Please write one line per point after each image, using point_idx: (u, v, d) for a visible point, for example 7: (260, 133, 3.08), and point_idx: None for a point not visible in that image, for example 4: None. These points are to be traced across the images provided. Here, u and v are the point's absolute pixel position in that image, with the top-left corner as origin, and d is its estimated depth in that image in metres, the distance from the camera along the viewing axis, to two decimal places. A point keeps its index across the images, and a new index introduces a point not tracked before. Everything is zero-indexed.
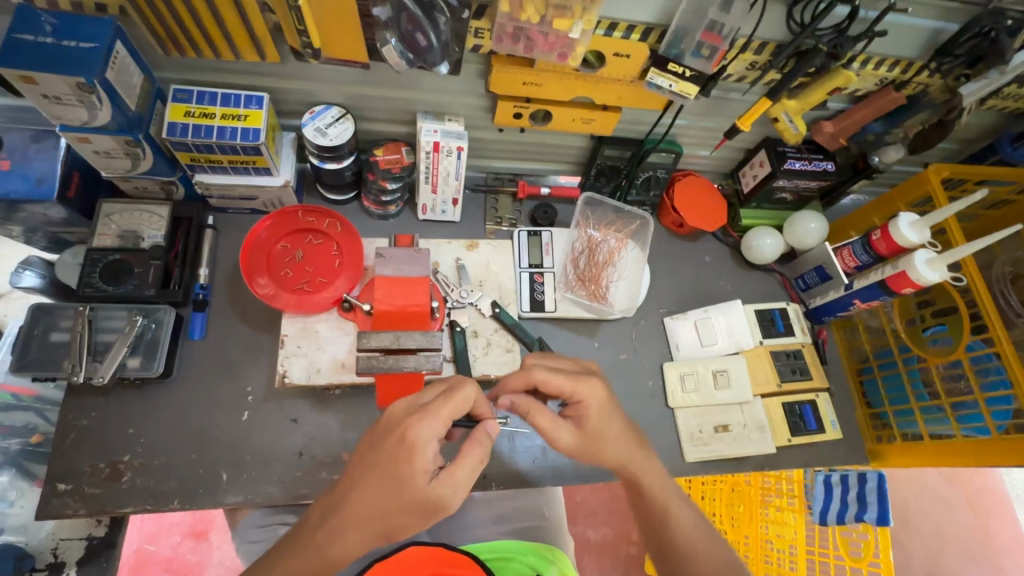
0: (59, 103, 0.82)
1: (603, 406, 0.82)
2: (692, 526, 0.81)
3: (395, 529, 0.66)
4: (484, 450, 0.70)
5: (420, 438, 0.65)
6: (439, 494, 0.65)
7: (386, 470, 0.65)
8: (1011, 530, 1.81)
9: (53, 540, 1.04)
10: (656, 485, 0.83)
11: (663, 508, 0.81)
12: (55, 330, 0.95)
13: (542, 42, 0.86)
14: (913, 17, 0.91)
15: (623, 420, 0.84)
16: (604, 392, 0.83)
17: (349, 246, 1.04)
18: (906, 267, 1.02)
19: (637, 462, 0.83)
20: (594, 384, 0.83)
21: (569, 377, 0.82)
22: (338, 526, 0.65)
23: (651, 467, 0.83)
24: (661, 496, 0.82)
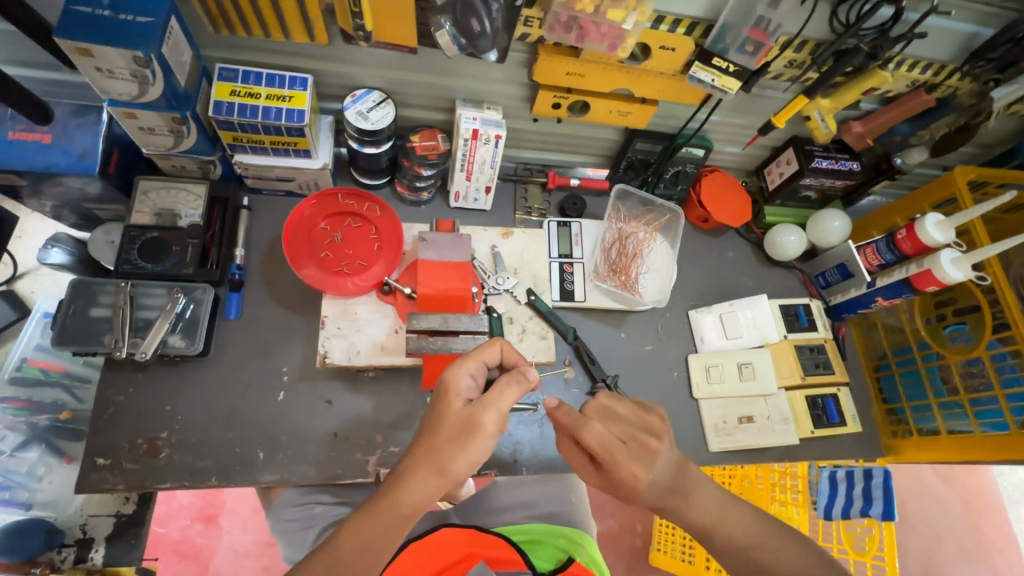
0: (111, 76, 0.82)
1: (640, 492, 0.71)
2: (750, 542, 0.70)
3: (447, 461, 0.68)
4: (518, 377, 0.72)
5: (450, 372, 0.73)
6: (472, 412, 0.69)
7: (432, 412, 0.72)
8: (1003, 530, 1.86)
9: (82, 517, 1.02)
10: (698, 514, 0.71)
11: (706, 535, 0.71)
12: (95, 305, 0.95)
13: (594, 32, 0.87)
14: (953, 20, 0.93)
15: (671, 493, 0.72)
16: (643, 486, 0.70)
17: (388, 229, 1.06)
18: (931, 264, 1.04)
19: (667, 508, 0.72)
20: (637, 469, 0.70)
21: (611, 452, 0.71)
22: (401, 471, 0.69)
23: (684, 507, 0.71)
24: (706, 525, 0.71)
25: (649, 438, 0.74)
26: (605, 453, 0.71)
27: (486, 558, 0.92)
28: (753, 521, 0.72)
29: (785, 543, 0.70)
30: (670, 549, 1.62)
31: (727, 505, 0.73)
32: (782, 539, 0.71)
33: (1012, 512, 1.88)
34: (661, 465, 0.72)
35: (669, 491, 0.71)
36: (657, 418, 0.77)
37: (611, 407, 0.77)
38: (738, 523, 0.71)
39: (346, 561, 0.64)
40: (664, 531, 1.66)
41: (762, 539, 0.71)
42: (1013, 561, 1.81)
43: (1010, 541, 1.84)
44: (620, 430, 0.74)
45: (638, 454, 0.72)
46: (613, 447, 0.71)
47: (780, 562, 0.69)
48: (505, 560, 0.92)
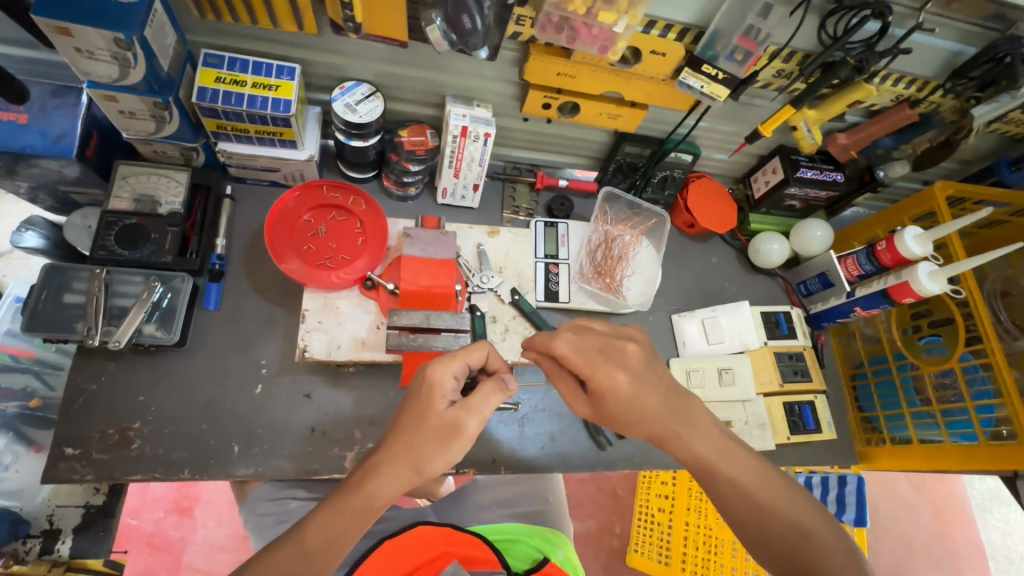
0: (91, 58, 0.80)
1: (624, 397, 0.72)
2: (750, 482, 0.71)
3: (426, 460, 0.68)
4: (502, 386, 0.73)
5: (436, 372, 0.71)
6: (457, 417, 0.69)
7: (412, 409, 0.71)
8: (970, 537, 1.90)
9: (49, 507, 1.00)
10: (703, 445, 0.73)
11: (706, 472, 0.73)
12: (68, 291, 0.93)
13: (585, 34, 0.87)
14: (938, 38, 0.94)
15: (659, 398, 0.73)
16: (622, 391, 0.72)
17: (373, 224, 1.05)
18: (909, 277, 1.06)
19: (670, 433, 0.73)
20: (613, 372, 0.72)
21: (586, 360, 0.73)
22: (375, 464, 0.69)
23: (690, 436, 0.73)
24: (707, 458, 0.73)
25: (622, 342, 0.75)
26: (582, 360, 0.73)
27: (461, 557, 0.92)
28: (755, 463, 0.73)
29: (782, 489, 0.72)
30: (647, 551, 1.63)
31: (730, 449, 0.74)
32: (779, 482, 0.72)
33: (979, 520, 1.93)
34: (639, 371, 0.74)
35: (654, 406, 0.73)
36: (637, 332, 0.80)
37: (585, 324, 0.79)
38: (742, 464, 0.73)
39: (314, 554, 0.63)
40: (642, 533, 1.67)
41: (761, 484, 0.72)
42: (978, 566, 1.86)
43: (976, 548, 1.89)
44: (596, 342, 0.76)
45: (615, 359, 0.74)
46: (589, 354, 0.73)
47: (776, 499, 0.70)
48: (481, 560, 0.93)
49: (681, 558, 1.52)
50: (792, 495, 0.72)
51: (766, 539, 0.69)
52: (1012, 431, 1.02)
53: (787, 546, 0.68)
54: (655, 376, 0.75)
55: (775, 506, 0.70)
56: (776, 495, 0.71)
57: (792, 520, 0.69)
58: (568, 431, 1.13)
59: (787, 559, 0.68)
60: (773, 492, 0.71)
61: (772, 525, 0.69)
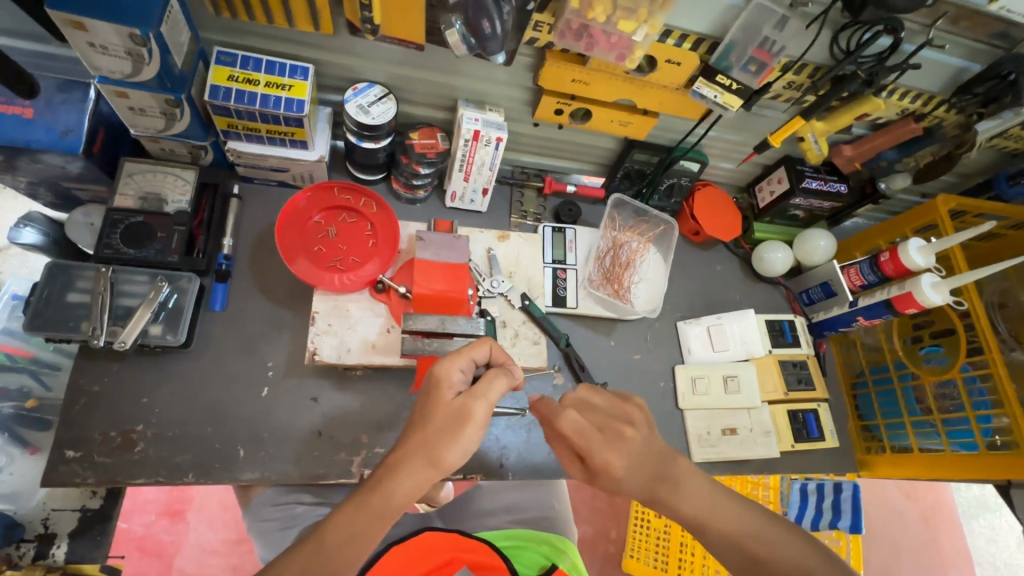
0: (104, 53, 0.79)
1: (616, 477, 0.70)
2: (745, 539, 0.69)
3: (440, 453, 0.67)
4: (508, 371, 0.72)
5: (442, 367, 0.72)
6: (463, 404, 0.68)
7: (423, 407, 0.71)
8: (958, 543, 1.93)
9: (44, 511, 0.97)
10: (692, 508, 0.70)
11: (699, 531, 0.70)
12: (72, 290, 0.91)
13: (603, 41, 0.87)
14: (946, 54, 0.96)
15: (649, 471, 0.70)
16: (616, 470, 0.70)
17: (384, 226, 1.04)
18: (912, 287, 1.08)
19: (656, 499, 0.70)
20: (608, 454, 0.70)
21: (582, 440, 0.71)
22: (392, 464, 0.68)
23: (675, 500, 0.70)
24: (697, 519, 0.70)
25: (623, 425, 0.73)
26: (580, 440, 0.71)
27: (469, 562, 0.91)
28: (748, 516, 0.70)
29: (788, 544, 0.68)
30: (642, 557, 1.61)
31: (719, 501, 0.71)
32: (779, 531, 0.70)
33: (966, 526, 1.97)
34: (637, 451, 0.71)
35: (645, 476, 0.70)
36: (637, 410, 0.76)
37: (587, 399, 0.78)
38: (735, 517, 0.70)
39: (334, 554, 0.63)
40: (637, 538, 1.65)
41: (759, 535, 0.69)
42: (965, 572, 1.89)
43: (963, 554, 1.92)
44: (596, 421, 0.74)
45: (612, 440, 0.71)
46: (587, 434, 0.71)
47: (778, 554, 0.68)
48: (489, 566, 0.91)
49: (678, 563, 1.53)
50: (792, 549, 0.68)
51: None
52: (1009, 441, 1.04)
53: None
54: (651, 453, 0.72)
55: (778, 558, 0.67)
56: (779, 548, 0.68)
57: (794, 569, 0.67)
58: None
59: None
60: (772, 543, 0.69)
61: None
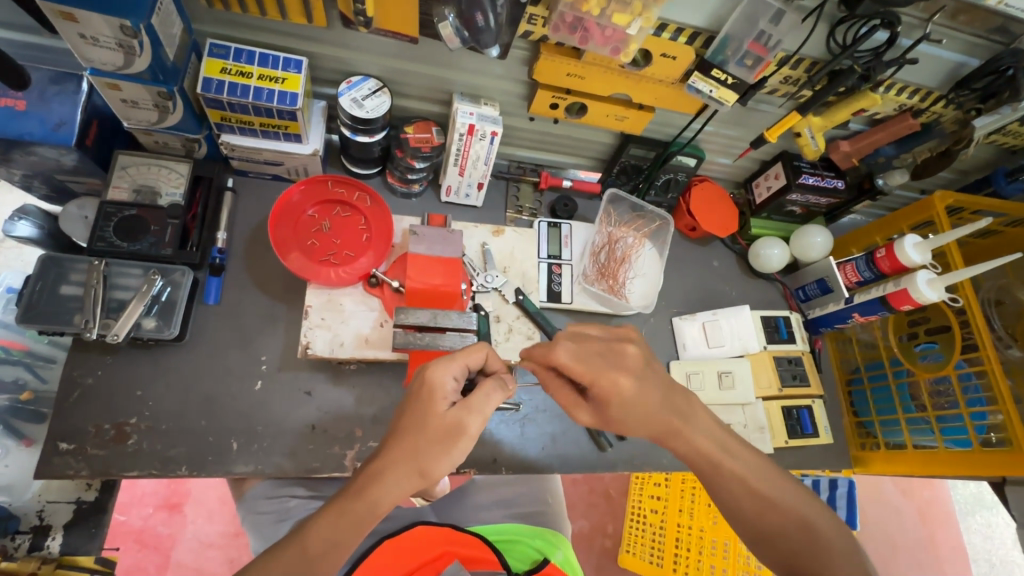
0: (95, 45, 0.79)
1: (627, 399, 0.76)
2: (753, 480, 0.75)
3: (430, 465, 0.67)
4: (502, 383, 0.72)
5: (435, 373, 0.70)
6: (459, 419, 0.68)
7: (413, 413, 0.70)
8: (954, 540, 1.94)
9: (39, 502, 0.97)
10: (703, 440, 0.77)
11: (712, 467, 0.77)
12: (66, 283, 0.91)
13: (598, 35, 0.87)
14: (943, 49, 0.95)
15: (659, 393, 0.77)
16: (626, 392, 0.75)
17: (377, 220, 1.04)
18: (908, 285, 1.07)
19: (671, 431, 0.77)
20: (615, 376, 0.75)
21: (587, 367, 0.76)
22: (378, 470, 0.67)
23: (688, 429, 0.77)
24: (708, 454, 0.77)
25: (621, 345, 0.78)
26: (583, 368, 0.76)
27: (461, 557, 0.93)
28: (755, 461, 0.78)
29: (787, 490, 0.76)
30: (639, 552, 1.61)
31: (728, 445, 0.78)
32: (782, 478, 0.77)
33: (962, 523, 1.97)
34: (640, 373, 0.77)
35: (654, 403, 0.76)
36: (631, 333, 0.82)
37: (582, 332, 0.81)
38: (742, 457, 0.77)
39: (316, 557, 0.63)
40: (634, 534, 1.64)
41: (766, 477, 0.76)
42: (961, 569, 1.90)
43: (960, 552, 1.93)
44: (592, 353, 0.78)
45: (617, 363, 0.77)
46: (589, 361, 0.76)
47: (783, 494, 0.75)
48: (477, 560, 0.93)
49: (672, 559, 1.51)
50: (790, 493, 0.76)
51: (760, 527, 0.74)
52: (1003, 438, 1.04)
53: (788, 539, 0.73)
54: (652, 375, 0.78)
55: (777, 499, 0.74)
56: (779, 490, 0.75)
57: (793, 515, 0.74)
58: (570, 431, 1.13)
59: (781, 548, 0.73)
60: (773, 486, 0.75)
61: (774, 517, 0.74)
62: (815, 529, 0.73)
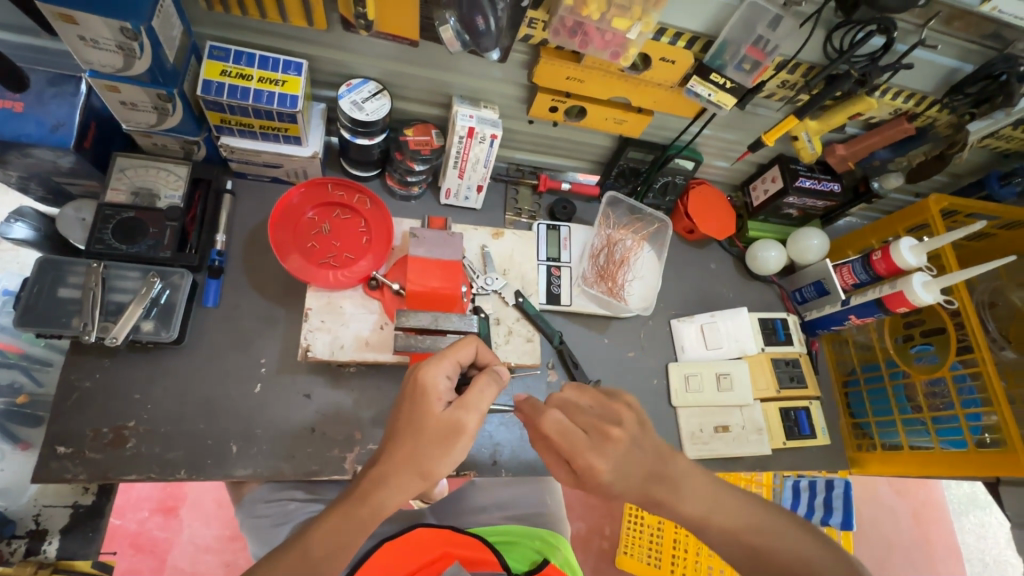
0: (95, 47, 0.78)
1: (603, 483, 0.69)
2: (742, 529, 0.68)
3: (431, 465, 0.67)
4: (495, 376, 0.73)
5: (427, 374, 0.71)
6: (456, 416, 0.68)
7: (410, 416, 0.70)
8: (948, 540, 1.95)
9: (36, 506, 0.96)
10: (690, 506, 0.68)
11: (699, 529, 0.69)
12: (64, 285, 0.91)
13: (598, 39, 0.87)
14: (938, 54, 0.96)
15: (642, 470, 0.69)
16: (603, 475, 0.68)
17: (377, 222, 1.04)
18: (903, 286, 1.09)
19: (652, 500, 0.69)
20: (593, 458, 0.68)
21: (569, 442, 0.70)
22: (379, 474, 0.67)
23: (675, 499, 0.69)
24: (696, 520, 0.69)
25: (609, 425, 0.70)
26: (564, 440, 0.70)
27: (461, 557, 0.92)
28: (747, 506, 0.70)
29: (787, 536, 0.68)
30: (636, 553, 1.60)
31: (719, 498, 0.70)
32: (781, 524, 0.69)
33: (956, 522, 1.98)
34: (623, 452, 0.69)
35: (634, 479, 0.69)
36: (625, 408, 0.73)
37: (572, 401, 0.76)
38: (731, 510, 0.69)
39: (318, 561, 0.63)
40: (630, 534, 1.63)
41: (757, 526, 0.69)
42: (955, 569, 1.91)
43: (954, 551, 1.94)
44: (576, 428, 0.71)
45: (599, 443, 0.69)
46: (572, 436, 0.70)
47: (776, 542, 0.67)
48: (479, 561, 0.92)
49: (671, 560, 1.52)
50: (791, 538, 0.68)
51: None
52: (997, 439, 1.05)
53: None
54: (639, 453, 0.70)
55: (773, 548, 0.67)
56: (778, 538, 0.68)
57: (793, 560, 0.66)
58: None
59: None
60: (769, 535, 0.68)
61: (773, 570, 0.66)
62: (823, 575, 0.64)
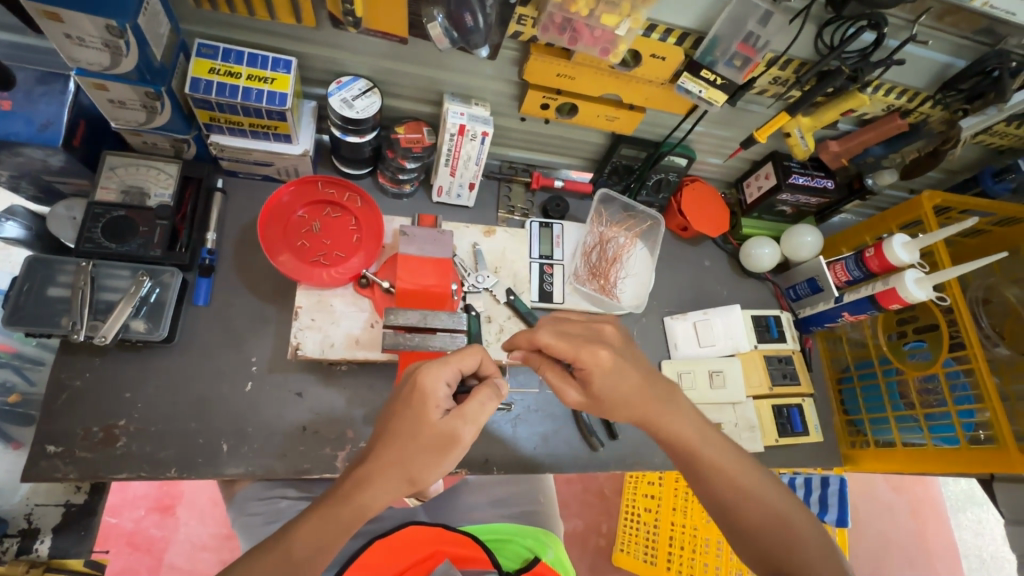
0: (81, 44, 0.78)
1: (607, 373, 0.77)
2: (728, 464, 0.76)
3: (420, 472, 0.67)
4: (497, 391, 0.72)
5: (428, 379, 0.69)
6: (453, 428, 0.68)
7: (404, 419, 0.69)
8: (945, 537, 1.95)
9: (27, 506, 0.96)
10: (682, 427, 0.78)
11: (690, 455, 0.77)
12: (53, 284, 0.90)
13: (587, 36, 0.87)
14: (930, 50, 0.96)
15: (639, 376, 0.78)
16: (606, 364, 0.77)
17: (368, 221, 1.04)
18: (896, 284, 1.08)
19: (651, 415, 0.78)
20: (595, 349, 0.77)
21: (569, 345, 0.78)
22: (365, 475, 0.67)
23: (667, 413, 0.78)
24: (688, 440, 0.77)
25: (602, 326, 0.82)
26: (565, 345, 0.78)
27: (451, 555, 0.92)
28: (731, 451, 0.78)
29: (768, 492, 0.75)
30: (633, 550, 1.61)
31: (706, 432, 0.79)
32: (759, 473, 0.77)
33: (953, 519, 1.98)
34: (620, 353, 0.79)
35: (634, 381, 0.78)
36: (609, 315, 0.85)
37: (562, 317, 0.84)
38: (718, 446, 0.78)
39: (301, 562, 0.63)
40: (628, 532, 1.65)
41: (740, 467, 0.77)
42: (952, 565, 1.91)
43: (951, 548, 1.94)
44: (574, 332, 0.80)
45: (595, 340, 0.79)
46: (570, 338, 0.78)
47: (756, 482, 0.76)
48: (470, 559, 0.92)
49: (666, 557, 1.51)
50: (771, 487, 0.76)
51: (742, 519, 0.74)
52: (990, 436, 1.05)
53: (766, 537, 0.72)
54: (632, 361, 0.79)
55: (755, 490, 0.75)
56: (757, 481, 0.76)
57: (772, 507, 0.74)
58: (561, 431, 1.13)
59: (763, 541, 0.72)
60: (752, 477, 0.76)
61: (755, 505, 0.74)
62: (796, 527, 0.72)
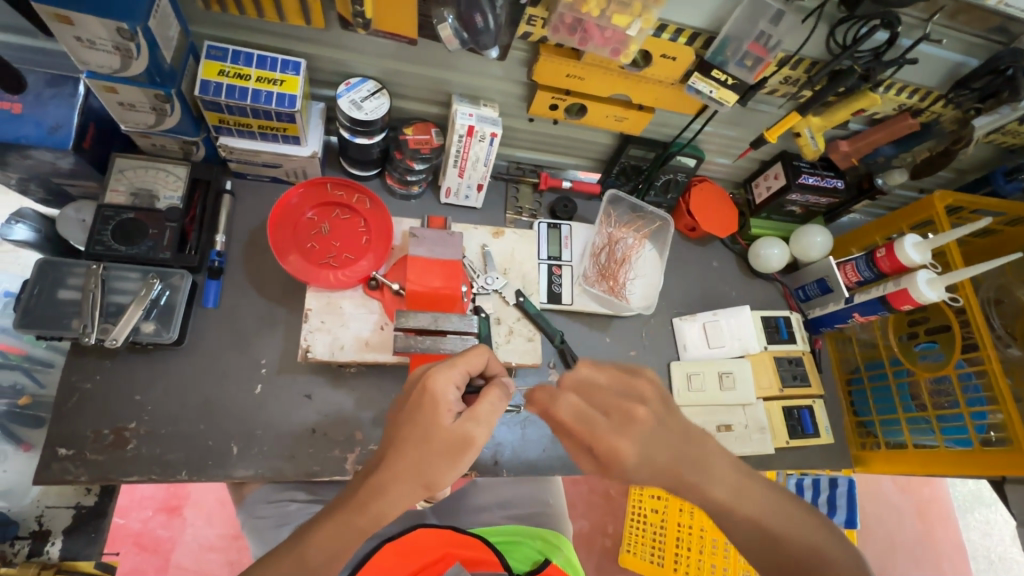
0: (92, 48, 0.78)
1: (629, 468, 0.68)
2: (765, 517, 0.68)
3: (435, 476, 0.67)
4: (506, 390, 0.72)
5: (437, 382, 0.69)
6: (466, 430, 0.68)
7: (415, 424, 0.68)
8: (953, 538, 1.94)
9: (38, 508, 0.96)
10: (719, 491, 0.68)
11: (724, 514, 0.69)
12: (63, 287, 0.90)
13: (598, 36, 0.86)
14: (943, 49, 0.95)
15: (670, 455, 0.68)
16: (627, 459, 0.68)
17: (377, 222, 1.03)
18: (908, 284, 1.07)
19: (682, 484, 0.68)
20: (615, 440, 0.69)
21: (584, 426, 0.71)
22: (379, 483, 0.66)
23: (704, 482, 0.68)
24: (724, 504, 0.68)
25: (631, 404, 0.71)
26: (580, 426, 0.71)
27: (463, 558, 0.92)
28: (772, 499, 0.70)
29: (808, 533, 0.68)
30: (639, 552, 1.59)
31: (747, 488, 0.70)
32: (799, 512, 0.70)
33: (961, 520, 1.97)
34: (647, 432, 0.69)
35: (665, 463, 0.68)
36: (646, 383, 0.74)
37: (589, 379, 0.76)
38: (756, 500, 0.69)
39: (317, 568, 0.64)
40: (634, 533, 1.62)
41: (780, 514, 0.69)
42: (960, 566, 1.90)
43: (959, 549, 1.93)
44: (597, 410, 0.72)
45: (620, 426, 0.70)
46: (587, 418, 0.71)
47: (793, 525, 0.68)
48: (480, 562, 0.92)
49: (674, 560, 1.50)
50: (812, 531, 0.69)
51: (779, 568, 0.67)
52: (1002, 437, 1.04)
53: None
54: (665, 435, 0.69)
55: (793, 539, 0.68)
56: (796, 526, 0.68)
57: (812, 549, 0.67)
58: None
59: None
60: (791, 522, 0.69)
61: (790, 554, 0.67)
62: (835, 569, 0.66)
